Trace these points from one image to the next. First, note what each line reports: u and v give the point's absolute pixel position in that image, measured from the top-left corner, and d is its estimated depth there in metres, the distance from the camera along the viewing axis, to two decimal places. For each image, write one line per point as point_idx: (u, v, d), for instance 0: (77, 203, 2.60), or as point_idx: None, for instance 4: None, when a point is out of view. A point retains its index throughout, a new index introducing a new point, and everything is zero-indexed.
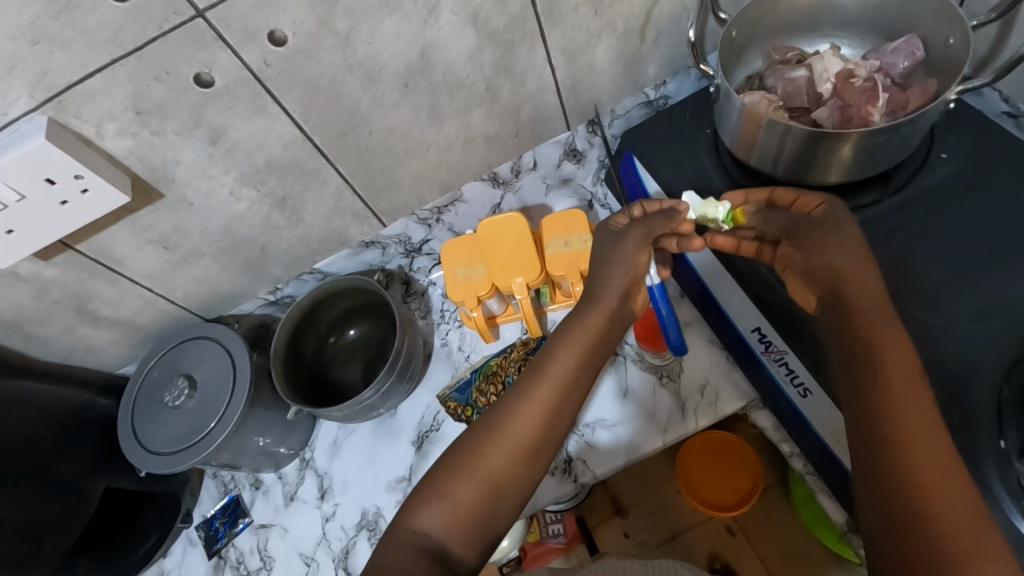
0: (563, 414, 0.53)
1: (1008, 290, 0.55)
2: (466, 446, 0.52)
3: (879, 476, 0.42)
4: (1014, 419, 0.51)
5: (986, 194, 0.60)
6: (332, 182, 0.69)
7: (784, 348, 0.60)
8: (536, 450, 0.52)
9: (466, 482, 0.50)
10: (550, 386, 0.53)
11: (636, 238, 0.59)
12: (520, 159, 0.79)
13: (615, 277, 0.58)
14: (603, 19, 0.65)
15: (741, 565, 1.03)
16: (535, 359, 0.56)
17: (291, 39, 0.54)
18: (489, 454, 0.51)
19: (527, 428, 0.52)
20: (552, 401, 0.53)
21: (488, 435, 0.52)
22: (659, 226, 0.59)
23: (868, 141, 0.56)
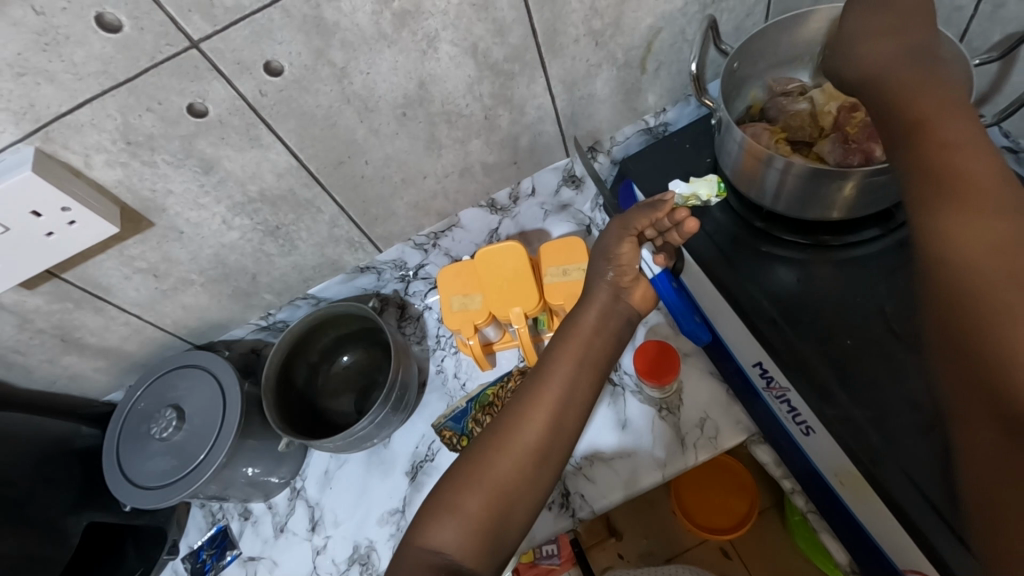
0: (569, 420, 0.53)
1: None
2: (475, 456, 0.51)
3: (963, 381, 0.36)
4: None
5: None
6: (328, 210, 0.67)
7: (786, 385, 0.59)
8: (543, 453, 0.51)
9: (475, 492, 0.49)
10: (552, 393, 0.52)
11: (614, 231, 0.57)
12: (519, 186, 0.78)
13: (609, 278, 0.57)
14: (604, 50, 0.65)
15: None
16: (536, 365, 0.55)
17: (288, 69, 0.52)
18: (497, 463, 0.50)
19: (532, 435, 0.51)
20: (552, 403, 0.52)
21: (495, 444, 0.51)
22: (640, 218, 0.55)
23: (869, 181, 0.55)
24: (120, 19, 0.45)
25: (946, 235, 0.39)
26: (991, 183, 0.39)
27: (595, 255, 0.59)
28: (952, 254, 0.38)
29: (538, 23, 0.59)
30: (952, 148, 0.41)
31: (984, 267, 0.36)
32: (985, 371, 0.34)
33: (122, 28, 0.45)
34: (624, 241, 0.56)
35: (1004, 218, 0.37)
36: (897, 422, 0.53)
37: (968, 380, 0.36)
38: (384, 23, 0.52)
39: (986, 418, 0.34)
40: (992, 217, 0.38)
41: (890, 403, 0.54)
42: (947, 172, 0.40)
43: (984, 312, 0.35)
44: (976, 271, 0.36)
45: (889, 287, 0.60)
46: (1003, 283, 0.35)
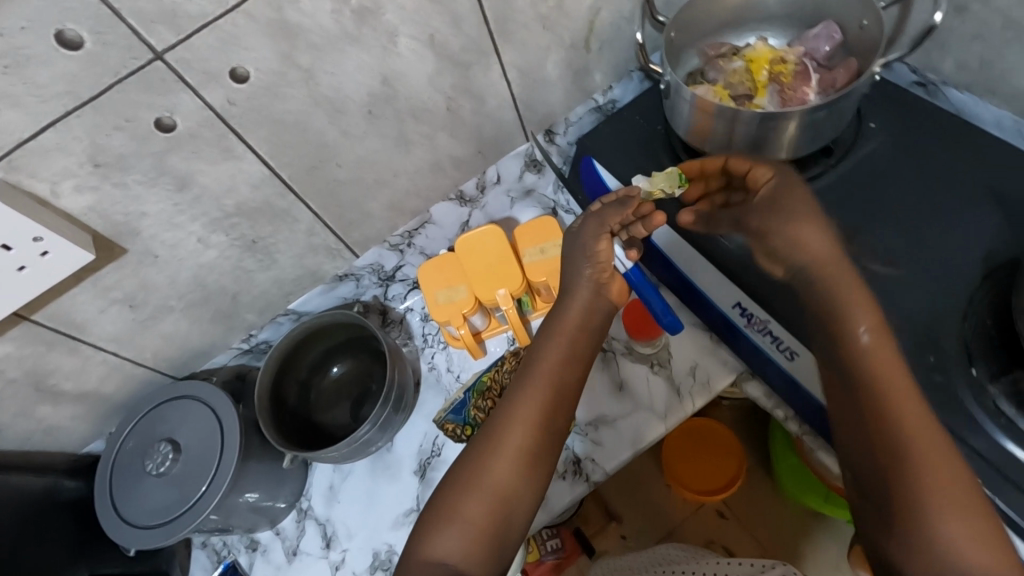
0: (559, 417, 0.55)
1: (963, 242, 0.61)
2: (476, 457, 0.54)
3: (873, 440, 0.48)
4: (980, 349, 0.56)
5: (921, 158, 0.66)
6: (303, 218, 0.67)
7: (766, 318, 0.63)
8: (536, 457, 0.54)
9: (476, 500, 0.52)
10: (542, 388, 0.55)
11: (591, 229, 0.60)
12: (484, 175, 0.81)
13: (582, 283, 0.59)
14: (553, 33, 0.68)
15: (738, 548, 1.05)
16: (525, 362, 0.58)
17: (254, 76, 0.53)
18: (495, 466, 0.53)
19: (525, 435, 0.54)
20: (542, 407, 0.54)
21: (492, 445, 0.54)
22: (613, 215, 0.60)
23: (811, 118, 0.61)
24: (81, 36, 0.44)
25: (845, 319, 0.51)
26: (854, 283, 0.52)
27: (571, 251, 0.61)
28: (851, 341, 0.50)
29: (489, 12, 0.61)
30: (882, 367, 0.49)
31: (876, 359, 0.49)
32: (883, 438, 0.47)
33: (84, 44, 0.45)
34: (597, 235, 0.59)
35: (869, 313, 0.51)
36: None
37: (878, 442, 0.47)
38: (345, 22, 0.54)
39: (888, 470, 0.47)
40: (927, 432, 0.47)
41: None
42: (880, 389, 0.48)
43: (879, 392, 0.48)
44: (868, 362, 0.49)
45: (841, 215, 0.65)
46: (884, 368, 0.49)
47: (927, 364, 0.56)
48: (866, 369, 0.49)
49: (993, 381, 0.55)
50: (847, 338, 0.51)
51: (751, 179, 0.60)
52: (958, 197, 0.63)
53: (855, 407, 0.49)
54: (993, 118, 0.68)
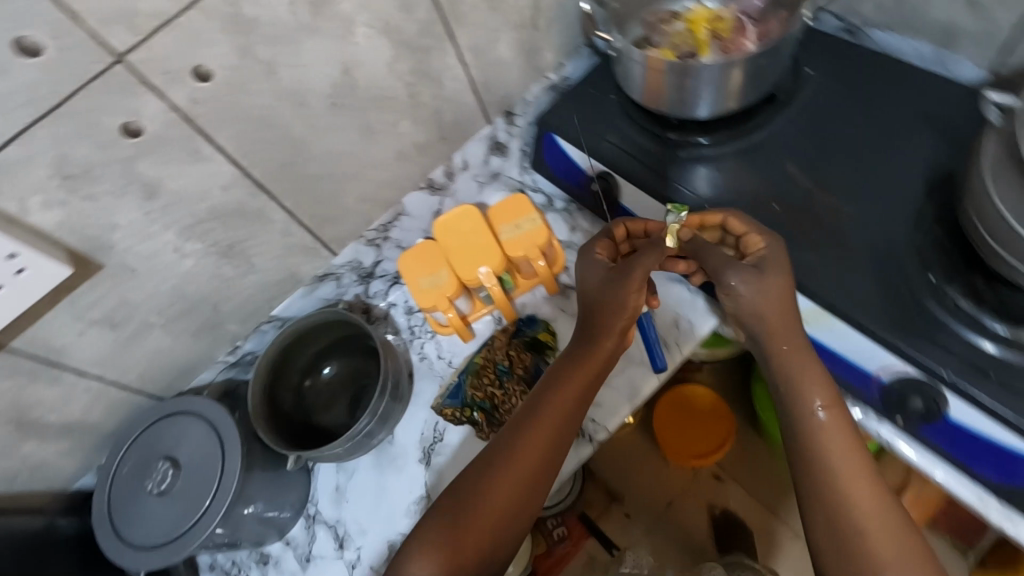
0: (552, 460, 0.62)
1: (904, 164, 0.66)
2: (474, 484, 0.60)
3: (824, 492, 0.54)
4: (932, 256, 0.60)
5: (855, 94, 0.71)
6: (278, 218, 0.67)
7: None
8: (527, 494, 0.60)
9: (475, 518, 0.58)
10: (544, 432, 0.61)
11: (630, 281, 0.63)
12: (451, 162, 0.83)
13: (608, 335, 0.64)
14: (501, 14, 0.71)
15: (737, 508, 1.09)
16: (528, 409, 0.63)
17: (216, 73, 0.53)
18: (492, 496, 0.59)
19: (522, 470, 0.60)
20: (540, 455, 0.60)
21: (489, 481, 0.59)
22: (651, 262, 0.63)
23: (754, 64, 0.65)
24: (41, 42, 0.44)
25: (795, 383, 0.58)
26: (804, 350, 0.59)
27: (600, 295, 0.65)
28: (801, 405, 0.57)
29: None
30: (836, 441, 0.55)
31: (825, 422, 0.56)
32: (831, 489, 0.54)
33: (44, 51, 0.45)
34: (631, 274, 0.63)
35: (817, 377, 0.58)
36: (834, 257, 0.62)
37: (827, 490, 0.54)
38: (301, 13, 0.55)
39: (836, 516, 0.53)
40: (874, 503, 0.53)
41: (822, 244, 0.64)
42: (825, 445, 0.55)
43: (826, 447, 0.55)
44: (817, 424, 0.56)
45: (792, 154, 0.70)
46: (833, 426, 0.56)
47: (888, 276, 0.61)
48: (816, 433, 0.56)
49: (948, 282, 0.59)
50: (796, 402, 0.58)
51: (744, 242, 0.62)
52: (893, 124, 0.69)
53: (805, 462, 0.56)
54: (916, 52, 0.73)
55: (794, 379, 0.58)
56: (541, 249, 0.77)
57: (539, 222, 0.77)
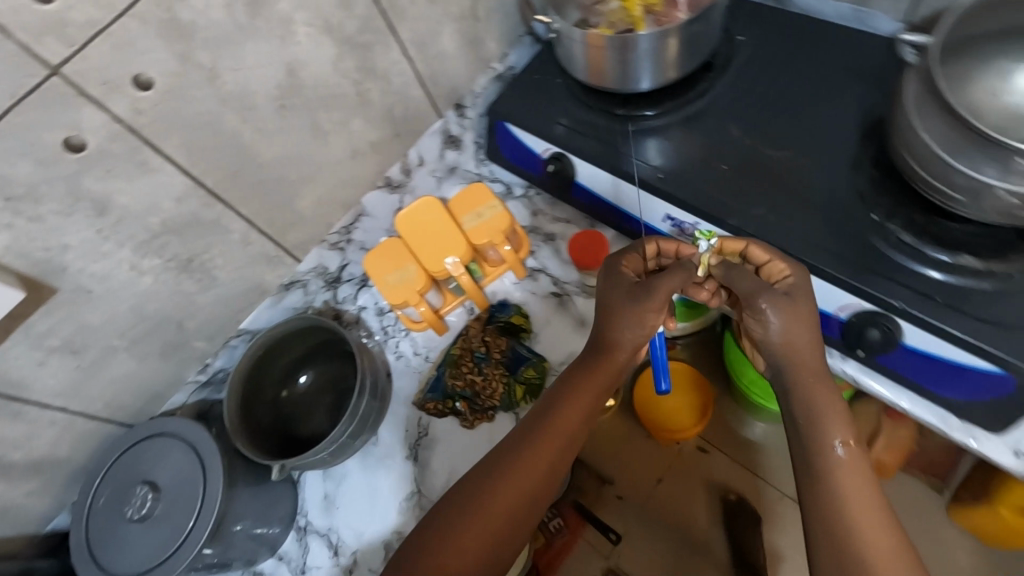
0: (553, 478, 0.61)
1: (836, 115, 0.70)
2: (481, 485, 0.59)
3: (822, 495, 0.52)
4: (872, 197, 0.64)
5: (785, 55, 0.75)
6: (236, 227, 0.67)
7: (694, 221, 0.69)
8: (528, 506, 0.59)
9: (470, 527, 0.57)
10: (550, 446, 0.60)
11: (657, 300, 0.60)
12: (406, 159, 0.82)
13: (625, 347, 0.62)
14: (440, 6, 0.72)
15: (727, 476, 1.07)
16: (535, 411, 0.63)
17: (158, 81, 0.53)
18: (496, 500, 0.58)
19: (528, 480, 0.59)
20: (542, 469, 0.60)
21: (495, 488, 0.59)
22: (676, 281, 0.60)
23: (687, 32, 0.68)
24: None
25: (806, 390, 0.56)
26: (816, 355, 0.57)
27: (621, 314, 0.61)
28: (806, 411, 0.56)
29: None
30: (857, 483, 0.52)
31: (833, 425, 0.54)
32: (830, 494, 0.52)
33: None
34: (659, 293, 0.59)
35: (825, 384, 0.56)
36: (784, 209, 0.65)
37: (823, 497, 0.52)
38: (238, 15, 0.55)
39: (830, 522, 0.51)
40: (886, 538, 0.50)
41: (771, 198, 0.66)
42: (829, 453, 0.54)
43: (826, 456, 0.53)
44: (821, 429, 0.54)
45: (734, 118, 0.73)
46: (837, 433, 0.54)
47: (835, 220, 0.64)
48: (823, 440, 0.54)
49: (889, 219, 0.62)
50: (803, 407, 0.56)
51: (767, 270, 0.61)
52: (822, 80, 0.72)
53: (806, 469, 0.54)
54: (835, 12, 0.76)
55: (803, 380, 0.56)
56: (504, 235, 0.77)
57: (500, 207, 0.77)
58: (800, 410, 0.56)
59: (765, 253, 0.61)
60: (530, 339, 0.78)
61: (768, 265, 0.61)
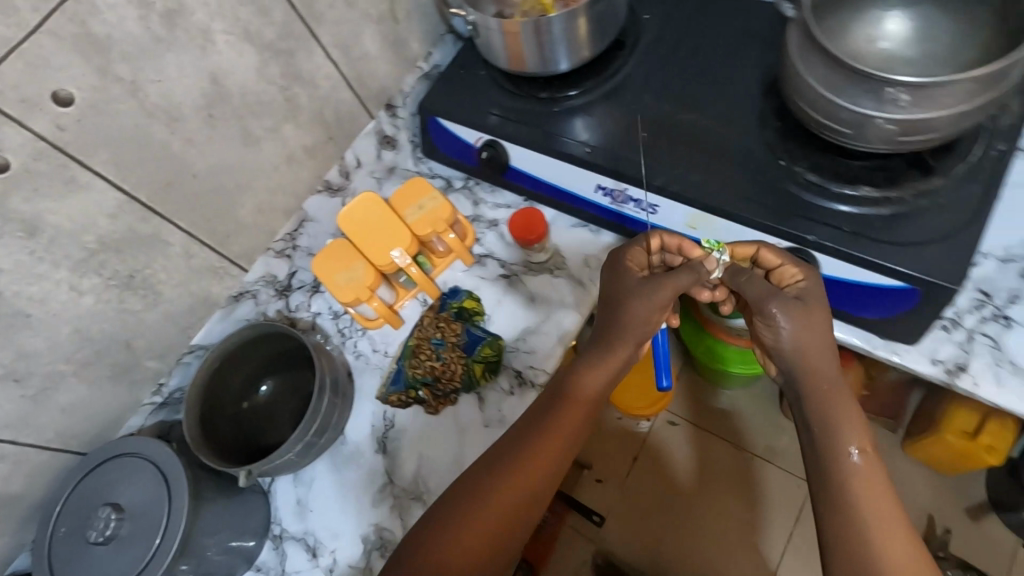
0: (547, 484, 0.63)
1: (739, 77, 0.75)
2: (474, 486, 0.61)
3: (835, 499, 0.55)
4: (779, 146, 0.69)
5: (690, 28, 0.80)
6: (176, 239, 0.67)
7: (623, 186, 0.73)
8: (519, 514, 0.61)
9: (462, 528, 0.59)
10: (547, 457, 0.62)
11: (661, 296, 0.63)
12: (344, 161, 0.84)
13: (622, 347, 0.65)
14: (357, 9, 0.74)
15: (716, 420, 1.34)
16: (524, 419, 0.66)
17: (78, 96, 0.54)
18: (488, 504, 0.60)
19: (521, 486, 0.61)
20: (537, 476, 0.62)
21: (489, 492, 0.60)
22: (682, 283, 0.64)
23: (593, 12, 0.73)
24: None
25: (821, 401, 0.58)
26: (832, 365, 0.59)
27: (623, 316, 0.64)
28: (825, 420, 0.58)
29: None
30: (872, 486, 0.55)
31: (848, 432, 0.57)
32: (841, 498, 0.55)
33: None
34: (662, 292, 0.63)
35: (839, 391, 0.59)
36: (702, 166, 0.70)
37: (835, 501, 0.55)
38: (153, 26, 0.56)
39: (840, 524, 0.54)
40: (892, 533, 0.53)
41: (690, 158, 0.71)
42: (838, 454, 0.56)
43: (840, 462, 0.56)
44: (836, 438, 0.57)
45: (649, 89, 0.77)
46: (853, 440, 0.57)
47: (748, 170, 0.69)
48: (839, 447, 0.57)
49: (795, 164, 0.68)
50: (818, 417, 0.58)
51: (778, 274, 0.64)
52: (724, 47, 0.78)
53: (822, 476, 0.57)
54: None
55: (821, 391, 0.59)
56: (447, 223, 0.80)
57: (440, 197, 0.80)
58: (818, 420, 0.58)
59: (775, 256, 0.63)
60: (484, 320, 0.80)
61: (777, 268, 0.64)
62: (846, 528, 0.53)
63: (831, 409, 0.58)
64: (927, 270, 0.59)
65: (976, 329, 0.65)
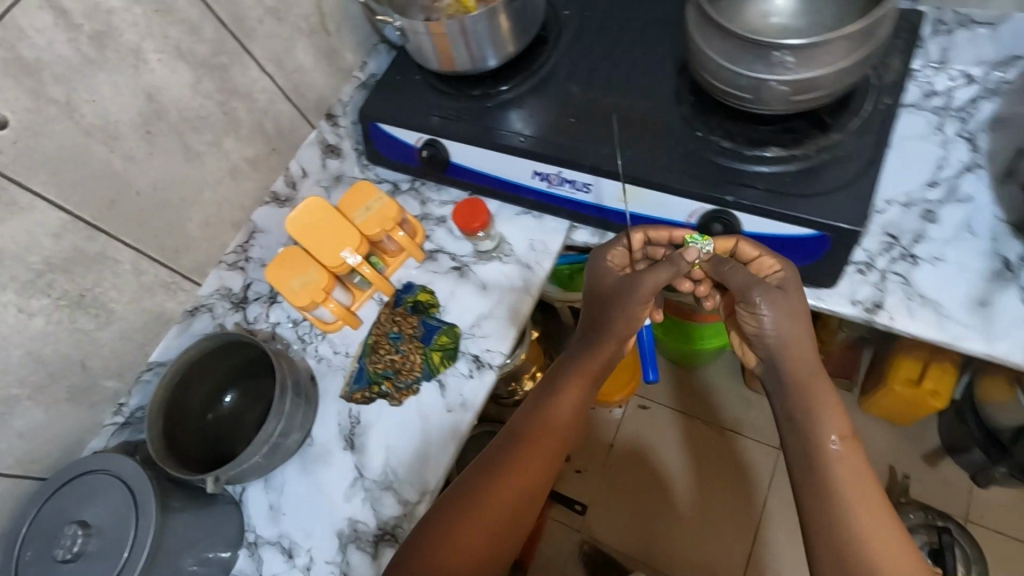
0: (541, 484, 0.65)
1: (655, 60, 0.81)
2: (471, 487, 0.63)
3: (818, 483, 0.57)
4: (696, 119, 0.74)
5: (608, 20, 0.86)
6: (124, 256, 0.68)
7: (557, 169, 0.77)
8: (517, 515, 0.63)
9: (463, 528, 0.60)
10: (541, 458, 0.65)
11: (642, 291, 0.68)
12: (289, 172, 0.86)
13: (609, 342, 0.70)
14: (288, 23, 0.77)
15: (690, 406, 1.39)
16: (518, 421, 0.68)
17: (12, 119, 0.56)
18: (486, 504, 0.62)
19: (516, 485, 0.63)
20: (532, 476, 0.64)
21: (486, 492, 0.62)
22: (664, 276, 0.67)
23: (512, 9, 0.77)
24: None
25: (803, 392, 0.61)
26: (809, 360, 0.63)
27: (615, 312, 0.70)
28: (807, 409, 0.60)
29: (219, 14, 0.69)
30: (853, 474, 0.57)
31: (829, 419, 0.59)
32: (821, 483, 0.57)
33: None
34: (643, 287, 0.68)
35: (820, 383, 0.62)
36: (627, 144, 0.75)
37: (817, 486, 0.57)
38: (83, 47, 0.59)
39: (821, 508, 0.56)
40: (871, 515, 0.54)
41: (616, 137, 0.76)
42: (819, 442, 0.58)
43: (820, 447, 0.58)
44: (816, 426, 0.59)
45: (574, 79, 0.82)
46: (832, 427, 0.59)
47: (669, 144, 0.74)
48: (821, 433, 0.59)
49: (712, 134, 0.73)
50: (802, 408, 0.61)
51: (756, 265, 0.68)
52: (640, 35, 0.83)
53: (803, 464, 0.59)
54: None
55: (801, 382, 0.62)
56: (396, 221, 0.83)
57: (385, 197, 0.82)
58: (800, 410, 0.61)
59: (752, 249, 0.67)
60: (439, 311, 0.83)
61: (755, 259, 0.68)
62: (825, 510, 0.55)
63: (812, 399, 0.61)
64: (834, 217, 0.65)
65: (888, 270, 0.71)
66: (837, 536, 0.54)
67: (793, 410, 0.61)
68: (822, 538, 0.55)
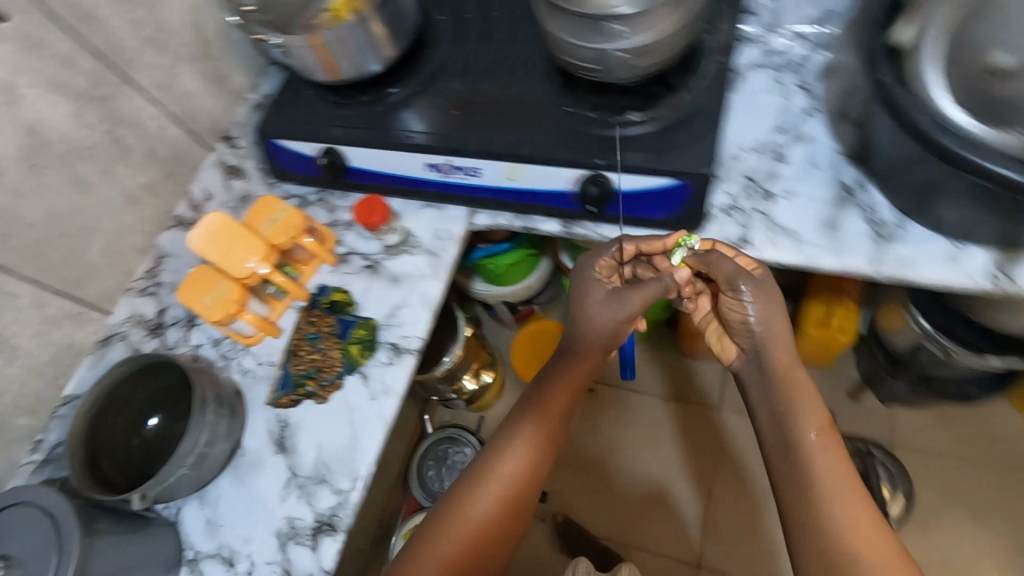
0: (529, 493, 0.73)
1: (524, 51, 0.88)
2: (458, 495, 0.72)
3: (798, 474, 0.64)
4: (564, 97, 0.81)
5: (480, 20, 0.92)
6: (22, 290, 0.69)
7: (445, 158, 0.82)
8: (502, 521, 0.71)
9: (450, 533, 0.70)
10: (525, 468, 0.73)
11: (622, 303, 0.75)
12: (191, 196, 0.88)
13: (594, 347, 0.76)
14: (169, 51, 0.80)
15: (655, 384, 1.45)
16: (502, 433, 0.74)
17: None
18: (471, 513, 0.70)
19: (497, 490, 0.72)
20: (519, 488, 0.72)
21: (474, 503, 0.71)
22: (650, 291, 0.75)
23: (384, 17, 0.82)
24: None
25: (785, 386, 0.68)
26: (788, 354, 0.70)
27: (594, 317, 0.76)
28: (791, 404, 0.67)
29: (94, 47, 0.72)
30: (829, 466, 0.63)
31: (810, 411, 0.66)
32: (802, 473, 0.63)
33: None
34: (632, 300, 0.75)
35: (798, 376, 0.69)
36: (506, 127, 0.81)
37: (799, 478, 0.64)
38: None
39: (803, 499, 0.63)
40: (846, 501, 0.61)
41: (496, 122, 0.81)
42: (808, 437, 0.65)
43: (801, 437, 0.65)
44: (800, 418, 0.66)
45: (454, 76, 0.88)
46: (809, 416, 0.66)
47: (543, 122, 0.80)
48: (805, 426, 0.66)
49: (579, 109, 0.80)
50: (785, 403, 0.67)
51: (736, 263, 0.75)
52: (509, 31, 0.91)
53: (788, 458, 0.65)
54: None
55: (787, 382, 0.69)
56: (302, 228, 0.84)
57: (289, 207, 0.84)
58: (785, 404, 0.67)
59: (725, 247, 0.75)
60: (354, 308, 0.85)
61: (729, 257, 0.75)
62: (805, 500, 0.63)
63: (794, 394, 0.68)
64: (689, 165, 0.72)
65: (751, 209, 0.78)
66: (810, 519, 0.62)
67: (780, 407, 0.68)
68: (807, 528, 0.62)
